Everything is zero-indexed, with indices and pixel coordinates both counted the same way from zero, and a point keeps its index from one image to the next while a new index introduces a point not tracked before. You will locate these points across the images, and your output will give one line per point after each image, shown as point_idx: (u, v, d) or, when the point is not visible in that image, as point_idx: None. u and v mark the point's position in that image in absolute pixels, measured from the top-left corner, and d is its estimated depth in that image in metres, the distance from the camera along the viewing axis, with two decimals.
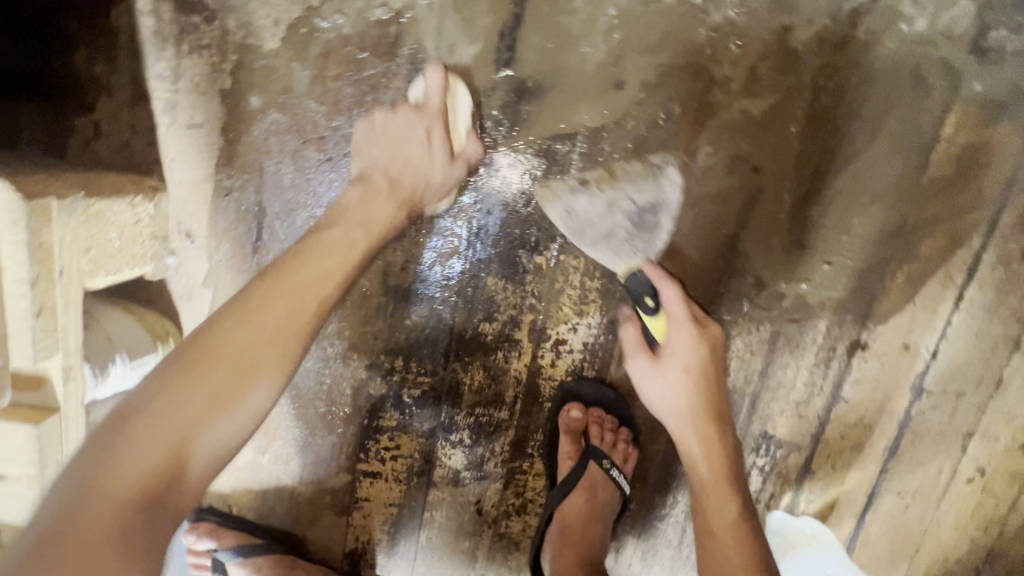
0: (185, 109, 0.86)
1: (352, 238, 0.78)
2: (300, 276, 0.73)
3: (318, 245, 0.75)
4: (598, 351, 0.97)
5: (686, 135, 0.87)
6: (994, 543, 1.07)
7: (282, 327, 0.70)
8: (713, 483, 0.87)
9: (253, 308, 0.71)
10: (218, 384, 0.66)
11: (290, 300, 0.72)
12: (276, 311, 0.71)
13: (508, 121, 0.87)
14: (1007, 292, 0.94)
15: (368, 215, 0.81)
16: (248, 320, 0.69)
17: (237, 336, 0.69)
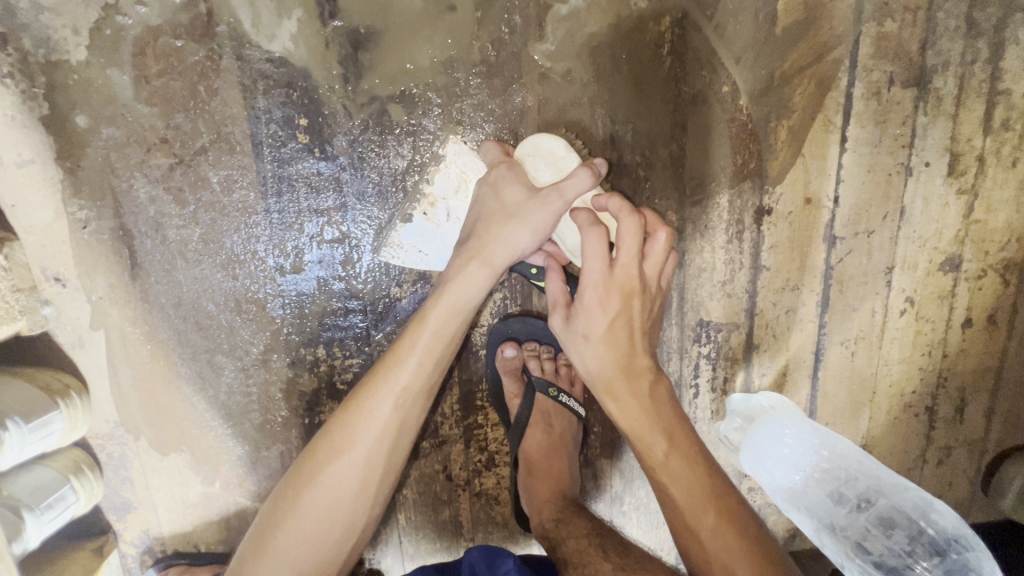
0: (10, 147, 0.81)
1: (420, 357, 0.80)
2: (379, 389, 0.79)
3: (394, 391, 0.79)
4: (516, 286, 0.96)
5: (535, 44, 0.86)
6: (941, 366, 1.09)
7: (376, 445, 0.78)
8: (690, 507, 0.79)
9: (351, 419, 0.78)
10: (342, 492, 0.77)
11: (377, 422, 0.78)
12: (367, 438, 0.78)
13: (352, 74, 0.83)
14: (885, 120, 0.96)
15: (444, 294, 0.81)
16: (356, 425, 0.78)
17: (344, 438, 0.78)
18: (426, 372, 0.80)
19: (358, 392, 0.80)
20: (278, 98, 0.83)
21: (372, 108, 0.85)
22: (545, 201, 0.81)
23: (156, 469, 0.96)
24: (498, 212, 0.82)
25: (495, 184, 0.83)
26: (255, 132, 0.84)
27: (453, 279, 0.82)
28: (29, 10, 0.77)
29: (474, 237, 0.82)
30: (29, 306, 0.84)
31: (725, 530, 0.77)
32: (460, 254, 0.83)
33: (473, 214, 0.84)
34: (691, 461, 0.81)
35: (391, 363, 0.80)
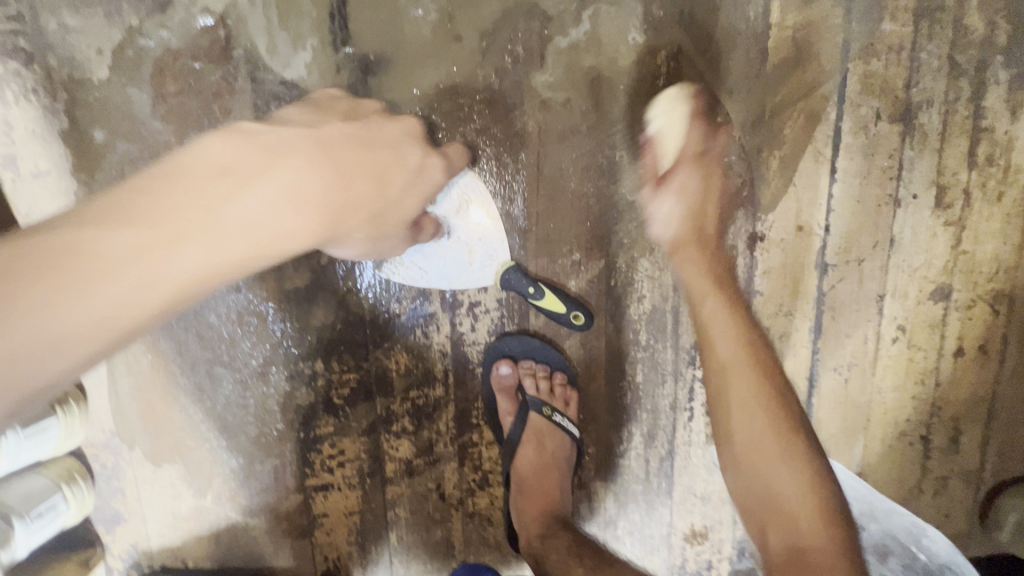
0: (29, 159, 0.84)
1: (230, 248, 0.54)
2: (119, 239, 0.50)
3: (179, 265, 0.52)
4: (513, 305, 0.97)
5: (537, 73, 0.90)
6: (934, 394, 1.10)
7: (76, 327, 0.48)
8: (735, 370, 0.82)
9: (64, 247, 0.48)
10: (24, 369, 0.47)
11: (105, 298, 0.49)
12: (80, 306, 0.48)
13: (360, 97, 0.87)
14: (873, 153, 0.99)
15: (264, 176, 0.56)
16: (91, 282, 0.48)
17: (65, 285, 0.47)
18: (204, 265, 0.53)
19: (111, 198, 0.53)
20: None
21: None
22: (377, 227, 0.68)
23: (150, 480, 0.96)
24: (368, 193, 0.64)
25: (410, 171, 0.70)
26: None
27: (284, 184, 0.56)
28: (56, 30, 0.81)
29: (336, 178, 0.61)
30: None
31: (788, 468, 0.80)
32: (310, 164, 0.59)
33: (371, 139, 0.68)
34: (770, 408, 0.81)
35: (155, 201, 0.52)
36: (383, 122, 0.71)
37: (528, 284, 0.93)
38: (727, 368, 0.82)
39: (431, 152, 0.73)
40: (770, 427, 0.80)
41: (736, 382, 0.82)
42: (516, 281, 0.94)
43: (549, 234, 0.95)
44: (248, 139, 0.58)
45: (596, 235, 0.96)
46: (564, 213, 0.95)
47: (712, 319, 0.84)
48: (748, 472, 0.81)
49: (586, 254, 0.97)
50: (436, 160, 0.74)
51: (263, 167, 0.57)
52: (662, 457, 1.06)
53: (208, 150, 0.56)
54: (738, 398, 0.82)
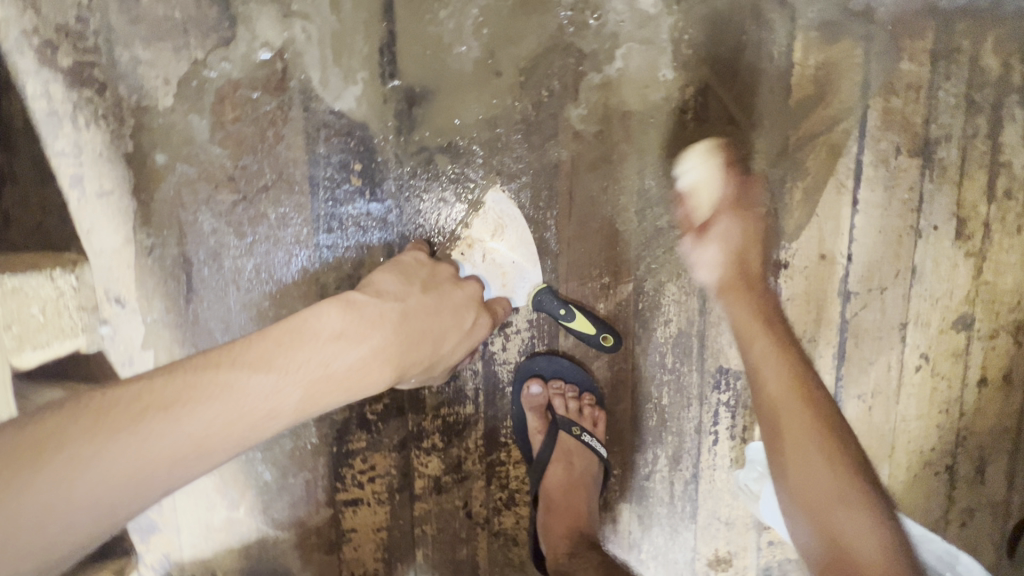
0: (94, 179, 0.89)
1: (345, 386, 0.67)
2: (261, 380, 0.62)
3: (308, 396, 0.65)
4: (544, 326, 1.00)
5: (571, 105, 0.95)
6: (959, 424, 1.10)
7: (213, 443, 0.59)
8: (786, 404, 0.80)
9: (218, 383, 0.60)
10: (183, 461, 0.58)
11: (243, 420, 0.61)
12: (220, 431, 0.60)
13: (405, 126, 0.92)
14: (894, 185, 1.02)
15: (367, 341, 0.69)
16: (247, 399, 0.61)
17: (231, 398, 0.60)
18: (310, 402, 0.65)
19: (251, 341, 0.65)
20: (337, 145, 0.92)
21: (421, 157, 0.93)
22: (430, 372, 0.81)
23: (185, 491, 0.99)
24: (428, 353, 0.77)
25: (461, 334, 0.83)
26: (313, 174, 0.92)
27: (374, 348, 0.70)
28: (128, 62, 0.87)
29: (417, 330, 0.75)
30: (90, 326, 0.90)
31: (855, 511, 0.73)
32: (396, 335, 0.72)
33: (440, 308, 0.80)
34: (821, 445, 0.77)
35: (286, 351, 0.65)
36: (452, 288, 0.85)
37: (559, 305, 0.96)
38: (779, 408, 0.80)
39: (482, 314, 0.87)
40: (832, 475, 0.75)
41: (790, 421, 0.79)
42: (547, 302, 0.96)
43: (579, 258, 0.99)
44: (360, 306, 0.71)
45: (625, 260, 1.00)
46: (594, 239, 0.99)
47: (763, 362, 0.83)
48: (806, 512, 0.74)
49: (615, 278, 1.00)
50: (486, 321, 0.88)
51: (367, 334, 0.69)
52: (687, 481, 1.07)
53: (327, 315, 0.69)
54: (791, 436, 0.78)
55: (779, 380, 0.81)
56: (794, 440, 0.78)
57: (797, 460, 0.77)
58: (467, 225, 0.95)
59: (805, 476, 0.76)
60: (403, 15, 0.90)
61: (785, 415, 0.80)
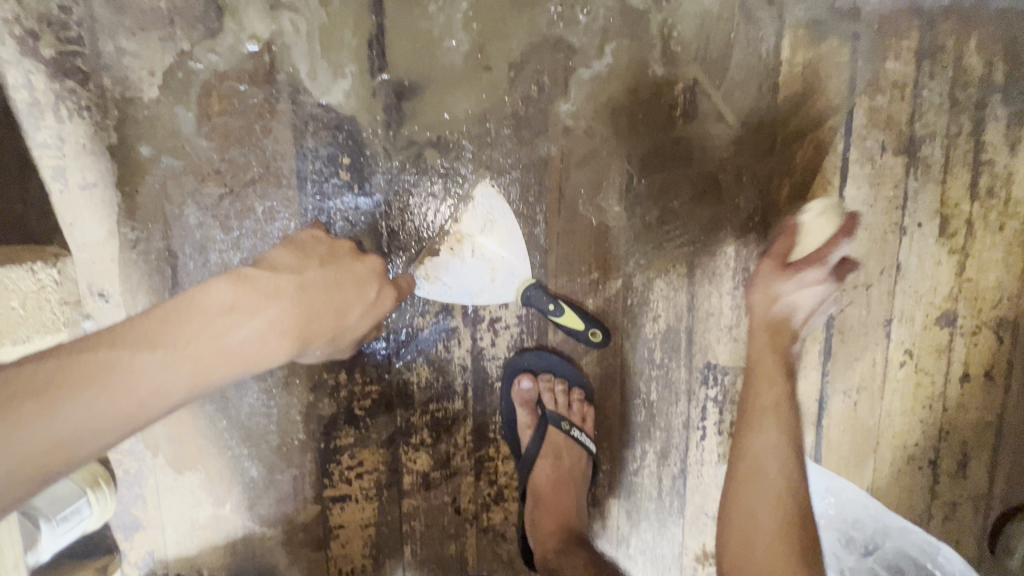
0: (77, 171, 0.88)
1: (247, 356, 0.65)
2: (148, 361, 0.60)
3: (206, 369, 0.62)
4: (533, 321, 1.00)
5: (560, 101, 0.95)
6: (942, 419, 1.12)
7: (93, 429, 0.57)
8: (765, 463, 0.88)
9: (96, 365, 0.58)
10: (78, 438, 0.57)
11: (125, 402, 0.58)
12: (102, 416, 0.58)
13: (394, 120, 0.92)
14: (879, 183, 1.04)
15: (260, 313, 0.66)
16: (140, 375, 0.59)
17: (123, 377, 0.58)
18: (201, 381, 0.62)
19: (135, 321, 0.62)
20: (325, 138, 0.91)
21: (410, 151, 0.93)
22: (338, 344, 0.78)
23: (170, 488, 0.98)
24: (331, 324, 0.73)
25: (368, 303, 0.78)
26: (301, 168, 0.91)
27: (270, 322, 0.67)
28: (112, 52, 0.86)
29: (312, 300, 0.71)
30: (72, 320, 0.88)
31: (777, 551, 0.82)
32: (295, 306, 0.69)
33: (341, 277, 0.76)
34: (781, 494, 0.86)
35: (176, 327, 0.62)
36: (354, 259, 0.79)
37: (548, 300, 0.96)
38: (761, 464, 0.88)
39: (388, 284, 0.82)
40: (772, 524, 0.84)
41: (761, 482, 0.87)
42: (536, 297, 0.97)
43: (569, 254, 0.99)
44: (251, 278, 0.67)
45: (614, 256, 1.00)
46: (583, 234, 0.99)
47: (758, 427, 0.90)
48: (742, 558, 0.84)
49: (604, 274, 1.00)
50: (392, 291, 0.82)
51: (260, 305, 0.66)
52: (675, 476, 1.08)
53: (216, 289, 0.65)
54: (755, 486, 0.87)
55: (777, 440, 0.89)
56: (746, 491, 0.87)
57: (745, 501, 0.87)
58: (455, 220, 0.95)
59: (742, 525, 0.86)
60: (392, 8, 0.90)
61: (764, 474, 0.88)
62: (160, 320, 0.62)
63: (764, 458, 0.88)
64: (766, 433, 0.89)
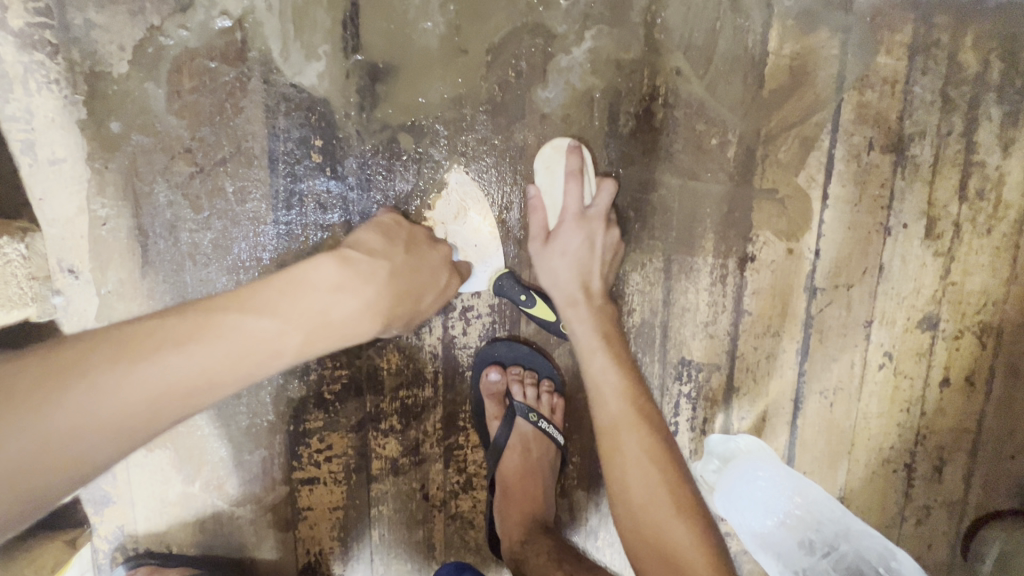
0: (46, 146, 0.87)
1: (347, 330, 0.72)
2: (264, 325, 0.65)
3: (314, 335, 0.68)
4: (505, 311, 0.99)
5: (539, 87, 0.93)
6: (919, 423, 1.11)
7: (212, 380, 0.61)
8: (639, 468, 0.83)
9: (224, 323, 0.63)
10: (195, 389, 0.60)
11: (245, 360, 0.63)
12: (222, 370, 0.62)
13: (367, 103, 0.90)
14: (865, 181, 1.01)
15: (360, 293, 0.73)
16: (257, 335, 0.64)
17: (242, 335, 0.63)
18: (307, 347, 0.68)
19: (255, 288, 0.68)
20: (297, 119, 0.90)
21: (383, 136, 0.91)
22: (410, 326, 0.86)
23: (140, 465, 0.99)
24: (409, 308, 0.81)
25: (437, 293, 0.87)
26: (272, 149, 0.90)
27: (365, 301, 0.73)
28: (81, 25, 0.85)
29: (398, 284, 0.79)
30: (41, 295, 0.88)
31: (678, 515, 0.81)
32: (385, 289, 0.77)
33: (421, 265, 0.84)
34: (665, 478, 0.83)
35: (288, 296, 0.67)
36: (430, 250, 0.87)
37: (520, 291, 0.95)
38: (622, 458, 0.84)
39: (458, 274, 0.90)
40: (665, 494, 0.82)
41: (631, 460, 0.84)
42: (508, 288, 0.96)
43: (545, 244, 0.98)
44: (352, 262, 0.74)
45: None
46: None
47: (619, 417, 0.86)
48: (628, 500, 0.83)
49: None
50: (458, 282, 0.91)
51: (361, 287, 0.73)
52: None
53: (326, 266, 0.72)
54: (650, 519, 0.81)
55: (620, 386, 0.87)
56: (650, 502, 0.82)
57: (629, 460, 0.84)
58: (428, 207, 0.94)
59: (642, 500, 0.82)
60: None
61: (629, 466, 0.84)
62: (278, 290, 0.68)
63: (644, 472, 0.83)
64: (630, 439, 0.84)
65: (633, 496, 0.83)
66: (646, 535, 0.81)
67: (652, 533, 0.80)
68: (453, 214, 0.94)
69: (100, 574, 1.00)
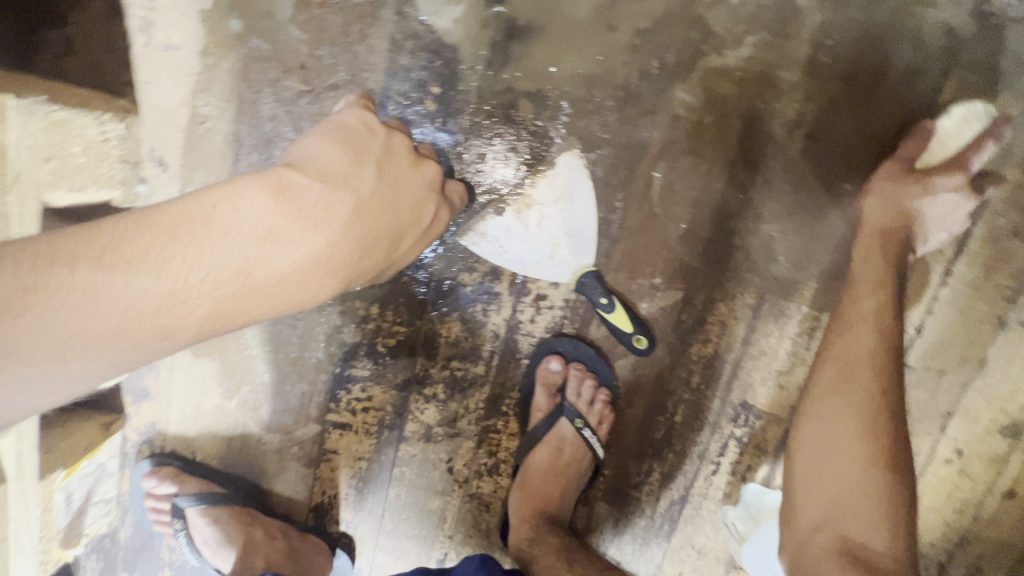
0: (164, 29, 0.84)
1: (284, 288, 0.56)
2: (155, 292, 0.50)
3: (230, 297, 0.53)
4: (579, 309, 0.95)
5: (679, 85, 0.86)
6: (969, 528, 1.04)
7: (68, 361, 0.47)
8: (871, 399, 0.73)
9: (94, 287, 0.47)
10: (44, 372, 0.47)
11: (118, 337, 0.49)
12: (96, 350, 0.49)
13: (497, 60, 0.84)
14: (995, 268, 0.93)
15: (304, 243, 0.56)
16: (137, 302, 0.49)
17: (112, 304, 0.48)
18: (222, 316, 0.54)
19: (138, 230, 0.50)
20: (420, 61, 0.85)
21: (504, 99, 0.86)
22: (380, 275, 0.70)
23: (185, 368, 0.99)
24: (380, 259, 0.66)
25: (421, 232, 0.71)
26: (387, 85, 0.85)
27: (312, 257, 0.57)
28: None
29: (359, 228, 0.60)
30: (127, 180, 0.86)
31: (861, 468, 0.70)
32: (343, 237, 0.59)
33: (397, 198, 0.65)
34: (869, 422, 0.71)
35: (189, 246, 0.51)
36: (410, 177, 0.68)
37: (602, 293, 0.90)
38: (860, 370, 0.74)
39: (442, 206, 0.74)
40: (851, 435, 0.71)
41: (848, 386, 0.74)
42: (590, 287, 0.91)
43: (640, 250, 0.92)
44: (291, 198, 0.55)
45: (684, 265, 0.93)
46: (659, 235, 0.91)
47: (851, 323, 0.78)
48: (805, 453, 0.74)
49: (667, 280, 0.93)
50: (446, 212, 0.76)
51: (304, 234, 0.56)
52: (673, 501, 1.05)
53: (252, 203, 0.54)
54: (837, 469, 0.71)
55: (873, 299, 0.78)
56: (830, 469, 0.72)
57: (811, 408, 0.76)
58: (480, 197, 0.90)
59: (813, 459, 0.73)
60: None
61: (818, 401, 0.75)
62: (166, 235, 0.51)
63: (838, 416, 0.73)
64: (857, 383, 0.73)
65: (802, 454, 0.75)
66: (815, 491, 0.72)
67: (859, 492, 0.69)
68: (553, 197, 0.90)
69: (125, 462, 1.01)
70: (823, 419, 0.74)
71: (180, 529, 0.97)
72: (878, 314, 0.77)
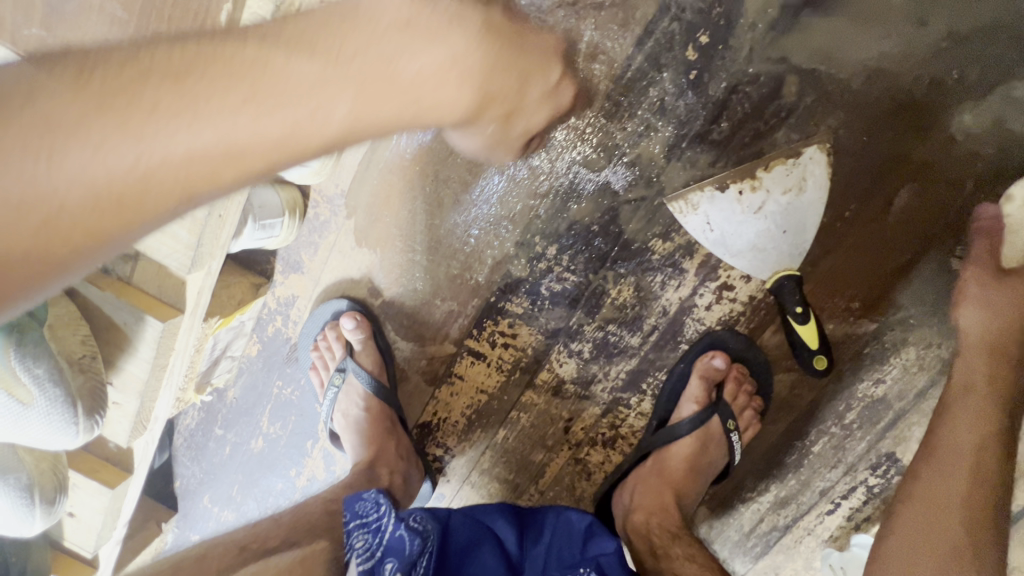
0: None
1: (430, 86, 0.48)
2: (298, 76, 0.43)
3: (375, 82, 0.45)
4: (761, 310, 0.89)
5: (972, 105, 0.76)
6: None
7: (215, 167, 0.41)
8: (974, 474, 0.73)
9: (236, 67, 0.42)
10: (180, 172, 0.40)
11: (260, 142, 0.42)
12: (249, 164, 0.42)
13: (783, 24, 0.77)
14: None
15: (441, 42, 0.48)
16: (272, 83, 0.42)
17: (244, 86, 0.41)
18: (354, 126, 0.45)
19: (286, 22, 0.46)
20: (698, 3, 0.77)
21: (772, 70, 0.79)
22: (503, 137, 0.60)
23: (343, 253, 0.97)
24: (511, 86, 0.54)
25: (546, 87, 0.59)
26: (654, 20, 0.79)
27: (451, 55, 0.48)
28: None
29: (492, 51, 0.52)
30: None
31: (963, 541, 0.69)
32: (481, 48, 0.50)
33: (523, 35, 0.56)
34: (973, 495, 0.72)
35: (331, 33, 0.45)
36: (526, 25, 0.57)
37: (798, 302, 0.85)
38: (970, 449, 0.74)
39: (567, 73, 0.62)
40: (957, 503, 0.72)
41: (956, 456, 0.74)
42: (788, 293, 0.85)
43: (851, 269, 0.85)
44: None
45: (891, 298, 0.86)
46: (876, 258, 0.84)
47: (968, 394, 0.77)
48: (908, 517, 0.73)
49: (864, 308, 0.87)
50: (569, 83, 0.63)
51: (436, 33, 0.48)
52: (776, 526, 1.02)
53: None
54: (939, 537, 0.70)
55: (990, 378, 0.77)
56: (929, 535, 0.71)
57: (931, 473, 0.74)
58: (547, 171, 0.87)
59: (918, 524, 0.72)
60: None
61: (929, 467, 0.75)
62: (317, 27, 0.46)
63: (947, 486, 0.73)
64: (959, 455, 0.74)
65: (906, 511, 0.74)
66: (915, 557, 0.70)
67: (954, 533, 0.70)
68: (784, 188, 0.82)
69: (260, 325, 1.03)
70: (934, 484, 0.74)
71: (335, 385, 0.96)
72: (991, 382, 0.76)
